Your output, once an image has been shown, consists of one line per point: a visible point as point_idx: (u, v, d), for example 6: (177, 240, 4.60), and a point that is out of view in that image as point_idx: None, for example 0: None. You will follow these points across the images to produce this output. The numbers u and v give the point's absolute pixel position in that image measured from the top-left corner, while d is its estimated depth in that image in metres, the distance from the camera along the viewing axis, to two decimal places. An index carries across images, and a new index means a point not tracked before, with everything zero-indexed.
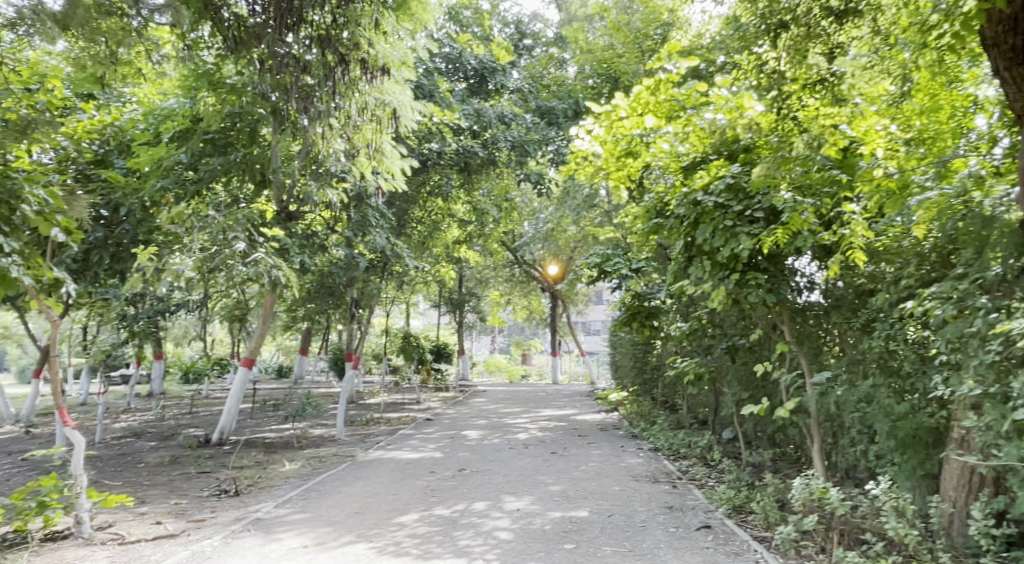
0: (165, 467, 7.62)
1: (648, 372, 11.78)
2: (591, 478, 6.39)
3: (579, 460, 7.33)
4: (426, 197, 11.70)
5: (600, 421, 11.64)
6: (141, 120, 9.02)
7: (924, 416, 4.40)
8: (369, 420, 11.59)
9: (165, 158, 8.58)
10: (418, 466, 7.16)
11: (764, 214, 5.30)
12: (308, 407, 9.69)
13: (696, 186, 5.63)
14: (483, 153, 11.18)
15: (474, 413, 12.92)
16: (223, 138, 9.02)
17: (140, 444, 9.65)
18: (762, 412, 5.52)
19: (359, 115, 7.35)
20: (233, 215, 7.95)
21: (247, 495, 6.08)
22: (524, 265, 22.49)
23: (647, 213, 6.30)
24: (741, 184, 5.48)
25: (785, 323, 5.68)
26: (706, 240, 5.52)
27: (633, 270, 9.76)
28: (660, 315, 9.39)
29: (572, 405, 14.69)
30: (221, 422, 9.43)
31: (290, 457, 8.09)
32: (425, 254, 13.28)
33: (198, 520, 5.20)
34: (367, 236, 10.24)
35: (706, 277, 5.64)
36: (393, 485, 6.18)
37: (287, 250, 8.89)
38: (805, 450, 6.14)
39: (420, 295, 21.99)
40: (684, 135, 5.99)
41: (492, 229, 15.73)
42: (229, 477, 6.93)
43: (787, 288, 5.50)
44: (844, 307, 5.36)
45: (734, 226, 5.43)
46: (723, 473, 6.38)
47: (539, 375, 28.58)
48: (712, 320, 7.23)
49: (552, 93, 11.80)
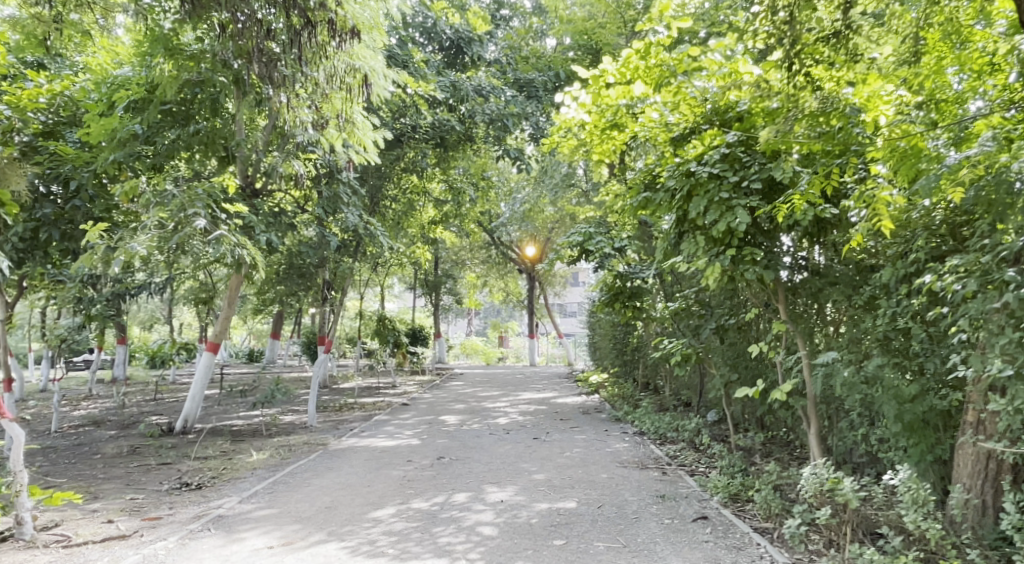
0: (124, 459, 7.15)
1: (629, 354, 11.51)
2: (577, 465, 6.10)
3: (563, 446, 7.04)
4: (401, 173, 11.24)
5: (580, 404, 11.37)
6: (94, 90, 8.34)
7: (934, 399, 4.16)
8: (343, 406, 11.19)
9: (118, 130, 7.82)
10: (394, 454, 6.80)
11: (761, 185, 5.02)
12: (277, 393, 9.26)
13: (689, 156, 5.34)
14: (459, 127, 10.72)
15: (452, 397, 12.58)
16: (182, 109, 8.38)
17: (99, 433, 9.14)
18: (757, 394, 5.22)
19: (328, 84, 6.85)
20: (192, 190, 7.41)
21: (209, 488, 5.67)
22: (501, 247, 22.05)
23: (635, 187, 5.98)
24: (737, 154, 5.20)
25: (780, 301, 5.41)
26: (700, 213, 5.22)
27: (616, 249, 9.42)
28: (643, 295, 9.05)
29: (552, 387, 14.40)
30: (184, 410, 8.98)
31: (258, 446, 7.67)
32: (400, 233, 12.80)
33: (154, 518, 4.79)
34: (338, 215, 9.68)
35: (699, 253, 5.34)
36: (368, 476, 5.82)
37: (253, 228, 8.38)
38: (799, 433, 5.91)
39: (395, 277, 21.55)
40: (674, 104, 5.62)
41: (470, 209, 15.30)
42: (192, 469, 6.52)
43: (785, 265, 5.21)
44: (842, 285, 5.13)
45: (730, 199, 5.14)
46: (714, 458, 6.12)
47: (517, 357, 28.35)
48: (700, 301, 7.01)
49: (531, 65, 11.48)
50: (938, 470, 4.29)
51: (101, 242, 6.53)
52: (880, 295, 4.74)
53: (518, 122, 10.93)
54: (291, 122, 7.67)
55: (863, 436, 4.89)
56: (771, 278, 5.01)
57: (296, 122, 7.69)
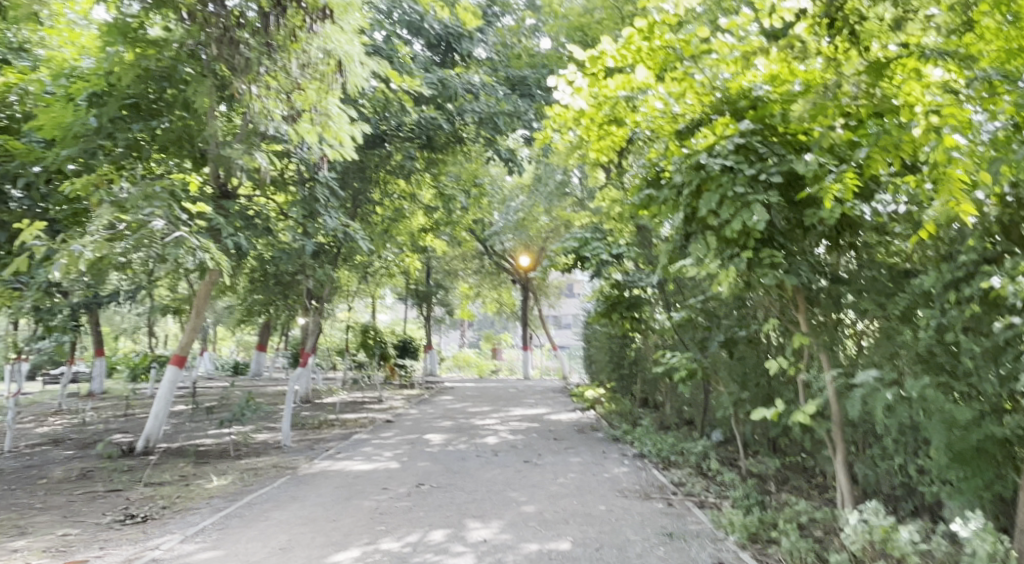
0: (70, 484, 6.46)
1: (627, 367, 10.93)
2: (571, 494, 5.45)
3: (556, 471, 6.38)
4: (386, 176, 10.62)
5: (575, 421, 10.72)
6: (51, 82, 7.75)
7: (993, 425, 3.60)
8: (322, 423, 10.52)
9: (72, 122, 7.19)
10: (368, 480, 6.11)
11: (781, 179, 4.44)
12: (247, 411, 8.52)
13: (697, 147, 4.75)
14: (448, 127, 10.11)
15: (439, 413, 11.88)
16: (151, 104, 7.68)
17: (55, 453, 8.44)
18: (778, 417, 4.61)
19: (300, 72, 6.39)
20: (151, 186, 6.75)
21: (153, 522, 5.00)
22: (494, 257, 21.35)
23: (637, 185, 5.42)
24: (754, 144, 4.63)
25: (799, 310, 4.80)
26: (711, 210, 4.63)
27: (613, 257, 8.81)
28: (642, 305, 8.53)
29: (545, 402, 13.73)
30: (147, 428, 8.31)
31: (221, 470, 6.98)
32: (387, 241, 12.18)
33: (78, 561, 4.12)
34: (316, 218, 8.97)
35: (710, 256, 4.73)
36: (336, 507, 5.16)
37: (220, 231, 7.73)
38: (821, 459, 5.31)
39: (385, 287, 20.95)
40: (678, 93, 5.10)
41: (461, 216, 14.66)
42: (143, 497, 5.83)
43: (808, 269, 4.60)
44: (872, 292, 4.57)
45: (746, 194, 4.55)
46: (726, 488, 5.48)
47: (510, 370, 27.63)
48: (705, 311, 6.41)
49: (524, 62, 11.01)
50: (994, 510, 3.71)
51: (45, 246, 5.68)
52: (920, 304, 4.18)
53: (510, 122, 10.30)
54: (261, 113, 6.83)
55: (901, 465, 4.31)
56: (792, 284, 4.40)
57: (265, 113, 6.80)
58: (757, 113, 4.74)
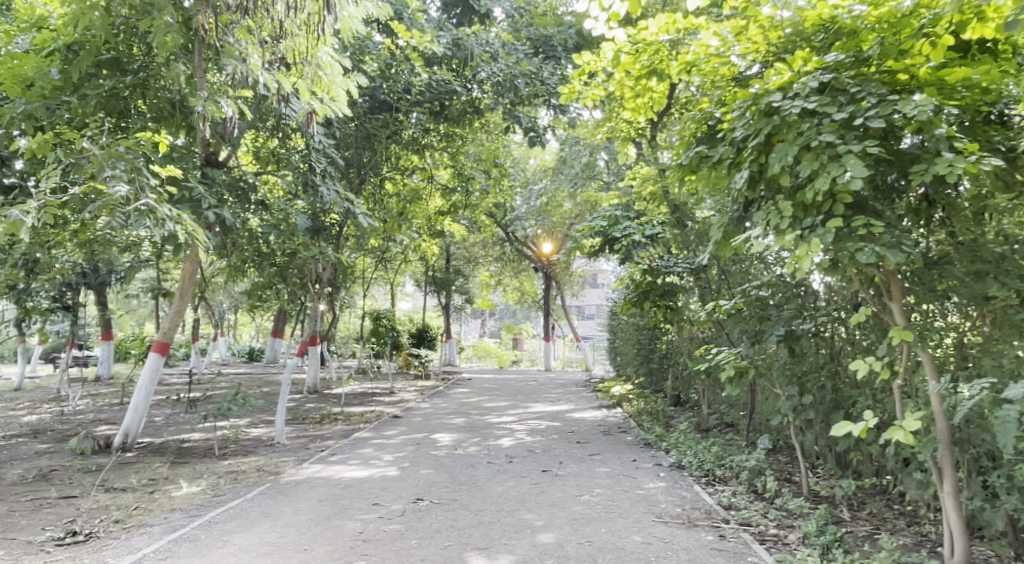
0: (23, 488, 5.64)
1: (657, 361, 9.94)
2: (598, 518, 4.48)
3: (580, 485, 5.39)
4: (395, 150, 9.63)
5: (600, 420, 9.73)
6: (18, 32, 6.77)
7: None
8: (324, 418, 9.66)
9: (33, 76, 6.25)
10: (359, 492, 5.19)
11: (883, 124, 3.39)
12: (235, 405, 7.65)
13: (769, 85, 3.72)
14: (462, 91, 9.14)
15: (452, 408, 10.95)
16: (132, 60, 6.78)
17: (26, 448, 7.65)
18: (867, 433, 3.54)
19: (288, 14, 5.31)
20: (116, 147, 5.77)
21: (91, 546, 4.13)
22: (516, 244, 20.29)
23: (686, 142, 4.41)
24: (843, 81, 3.57)
25: (893, 299, 3.79)
26: (785, 166, 3.60)
27: (647, 239, 7.63)
28: (677, 293, 7.45)
29: (567, 398, 12.72)
30: (125, 422, 7.48)
31: (197, 473, 6.12)
32: (400, 224, 11.25)
33: None
34: (312, 190, 8.01)
35: (783, 227, 3.67)
36: (312, 530, 4.25)
37: (201, 202, 6.84)
38: (910, 485, 4.30)
39: (402, 274, 20.07)
40: (738, 27, 4.16)
41: (481, 199, 13.60)
42: (94, 508, 4.97)
43: (912, 244, 3.54)
44: (999, 273, 3.63)
45: (835, 144, 3.51)
46: (791, 516, 4.46)
47: (531, 361, 26.64)
48: (762, 299, 5.31)
49: (548, 19, 9.90)
50: None
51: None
52: None
53: (531, 85, 9.26)
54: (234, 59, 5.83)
55: None
56: (896, 262, 3.32)
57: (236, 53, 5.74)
58: (845, 43, 3.71)
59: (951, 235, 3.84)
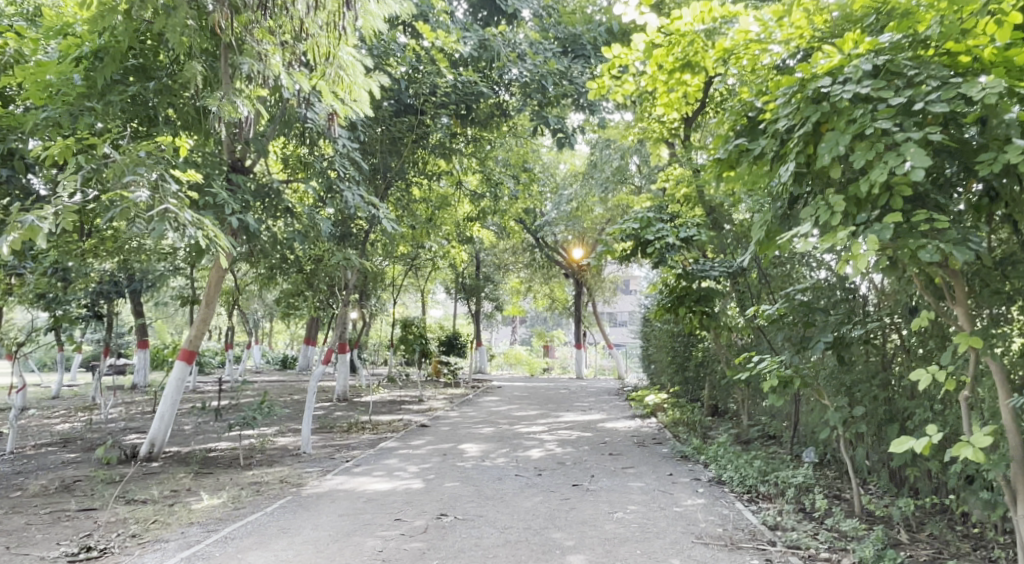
0: (45, 499, 5.57)
1: (693, 369, 9.60)
2: (632, 538, 4.19)
3: (613, 501, 5.11)
4: (421, 155, 9.45)
5: (634, 430, 9.40)
6: (44, 39, 6.75)
7: None
8: (352, 427, 9.51)
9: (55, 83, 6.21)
10: (381, 507, 4.98)
11: (946, 109, 3.07)
12: (259, 414, 7.52)
13: (816, 70, 3.43)
14: (489, 92, 8.92)
15: (482, 417, 10.71)
16: (157, 66, 6.74)
17: (55, 457, 7.64)
18: (931, 452, 3.08)
19: (306, 10, 5.15)
20: (136, 153, 5.67)
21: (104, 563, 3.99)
22: (546, 250, 20.00)
23: (724, 136, 4.12)
24: (900, 63, 3.27)
25: (956, 302, 3.43)
26: (836, 157, 3.29)
27: (681, 241, 7.15)
28: (714, 298, 7.11)
29: (599, 406, 12.40)
30: (151, 431, 7.41)
31: (220, 484, 5.99)
32: (429, 230, 11.08)
33: None
34: (335, 195, 7.85)
35: (834, 223, 3.36)
36: (329, 548, 4.05)
37: (223, 208, 6.73)
38: (977, 505, 3.92)
39: (432, 281, 19.96)
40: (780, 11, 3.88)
41: (511, 205, 13.37)
42: (113, 522, 4.85)
43: (979, 241, 3.21)
44: None
45: (891, 132, 3.21)
46: (844, 538, 4.11)
47: (563, 368, 26.28)
48: (808, 303, 4.96)
49: (576, 18, 9.65)
50: None
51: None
52: None
53: (559, 85, 9.03)
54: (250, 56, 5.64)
55: None
56: (963, 260, 3.00)
57: (255, 52, 5.60)
58: (900, 23, 3.41)
59: (1018, 233, 3.50)
